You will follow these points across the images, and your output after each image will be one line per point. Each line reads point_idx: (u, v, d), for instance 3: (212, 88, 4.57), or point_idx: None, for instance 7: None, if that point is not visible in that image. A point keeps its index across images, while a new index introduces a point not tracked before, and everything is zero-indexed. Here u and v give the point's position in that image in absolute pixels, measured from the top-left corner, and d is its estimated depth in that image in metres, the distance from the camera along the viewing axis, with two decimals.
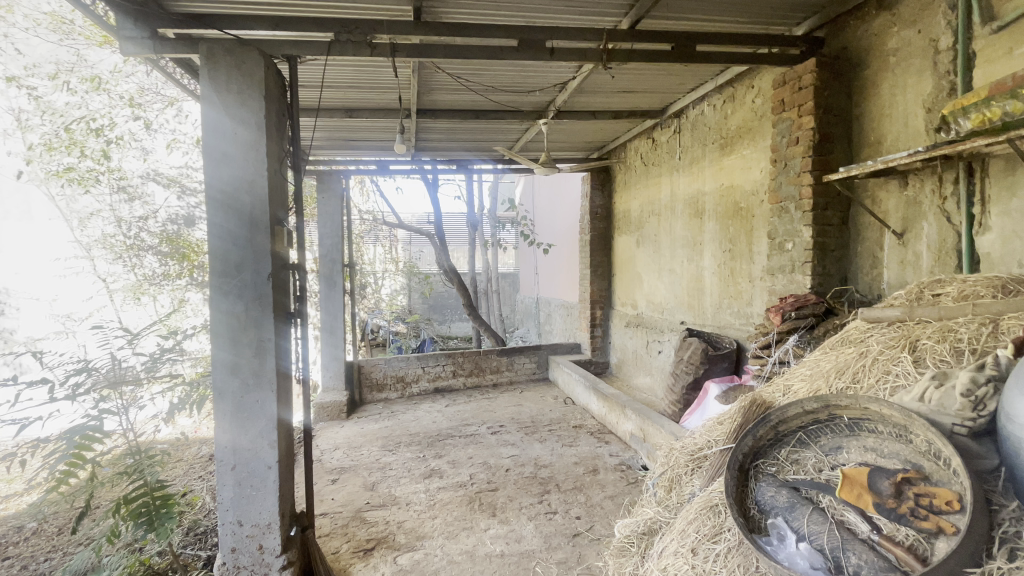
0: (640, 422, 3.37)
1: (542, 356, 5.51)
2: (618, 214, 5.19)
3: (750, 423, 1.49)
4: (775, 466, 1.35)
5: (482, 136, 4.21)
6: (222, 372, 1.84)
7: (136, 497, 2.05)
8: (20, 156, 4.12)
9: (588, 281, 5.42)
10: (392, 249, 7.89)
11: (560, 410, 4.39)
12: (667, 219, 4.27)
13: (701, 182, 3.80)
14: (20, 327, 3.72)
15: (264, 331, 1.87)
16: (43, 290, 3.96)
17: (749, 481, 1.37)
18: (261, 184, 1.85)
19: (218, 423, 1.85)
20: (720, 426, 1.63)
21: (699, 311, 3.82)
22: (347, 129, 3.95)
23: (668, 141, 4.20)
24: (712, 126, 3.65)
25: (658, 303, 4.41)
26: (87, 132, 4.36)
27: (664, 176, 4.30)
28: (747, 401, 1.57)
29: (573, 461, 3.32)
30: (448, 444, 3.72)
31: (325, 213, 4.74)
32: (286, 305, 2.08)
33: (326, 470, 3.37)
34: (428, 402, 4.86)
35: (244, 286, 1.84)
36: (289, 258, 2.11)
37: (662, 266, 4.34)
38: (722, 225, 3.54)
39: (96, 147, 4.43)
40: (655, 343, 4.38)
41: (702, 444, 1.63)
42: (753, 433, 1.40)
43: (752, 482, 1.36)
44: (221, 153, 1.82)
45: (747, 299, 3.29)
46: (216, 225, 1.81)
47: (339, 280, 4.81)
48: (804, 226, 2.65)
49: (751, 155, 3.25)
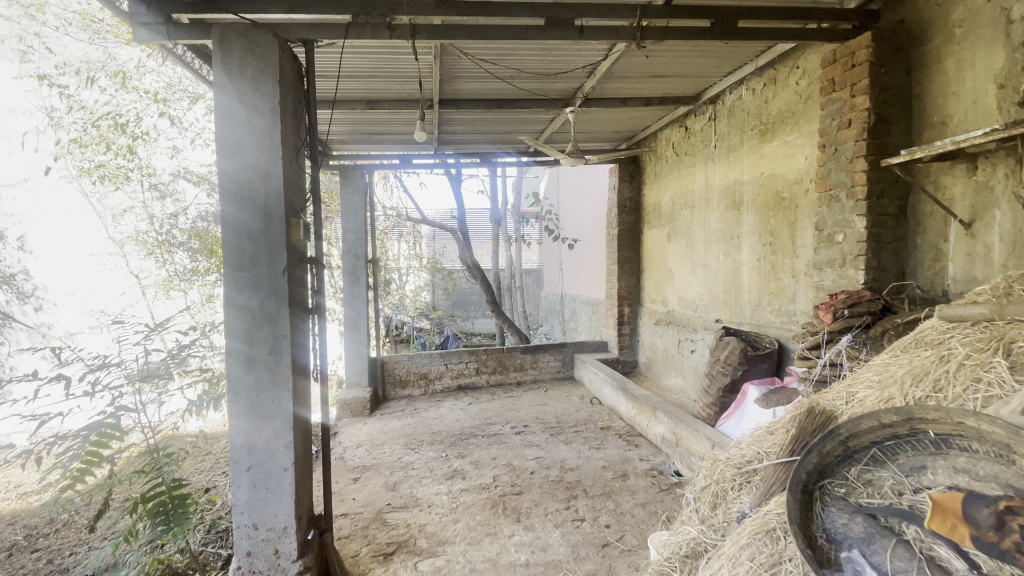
0: (672, 426, 3.21)
1: (568, 353, 5.36)
2: (647, 207, 4.99)
3: (812, 436, 1.32)
4: (844, 487, 1.18)
5: (507, 127, 4.07)
6: (238, 369, 1.77)
7: (153, 496, 2.00)
8: (48, 152, 4.24)
9: (615, 276, 5.23)
10: (416, 245, 7.89)
11: (586, 411, 4.24)
12: (701, 211, 4.06)
13: (739, 172, 3.58)
14: (57, 323, 4.01)
15: (279, 328, 1.79)
16: (78, 287, 4.23)
17: (813, 504, 1.19)
18: (276, 174, 1.76)
19: (232, 421, 1.78)
20: (771, 437, 1.47)
21: (736, 308, 3.61)
22: (369, 122, 3.86)
23: (703, 129, 3.98)
24: (752, 112, 3.42)
25: (690, 300, 4.20)
26: (113, 128, 4.39)
27: (698, 165, 4.08)
28: (806, 409, 1.40)
29: (600, 465, 3.17)
30: (471, 444, 3.62)
31: (348, 207, 4.68)
32: (303, 301, 1.99)
33: (348, 469, 3.30)
34: (451, 400, 4.78)
35: (259, 280, 1.76)
36: (307, 253, 2.03)
37: (695, 261, 4.13)
38: (763, 217, 3.33)
39: (123, 143, 4.47)
40: (688, 342, 4.18)
41: (753, 457, 1.47)
42: (819, 449, 1.23)
43: (817, 505, 1.19)
44: (235, 142, 1.74)
45: (790, 295, 3.07)
46: (228, 216, 1.73)
47: (362, 275, 4.73)
48: (857, 216, 2.43)
49: (795, 141, 3.03)
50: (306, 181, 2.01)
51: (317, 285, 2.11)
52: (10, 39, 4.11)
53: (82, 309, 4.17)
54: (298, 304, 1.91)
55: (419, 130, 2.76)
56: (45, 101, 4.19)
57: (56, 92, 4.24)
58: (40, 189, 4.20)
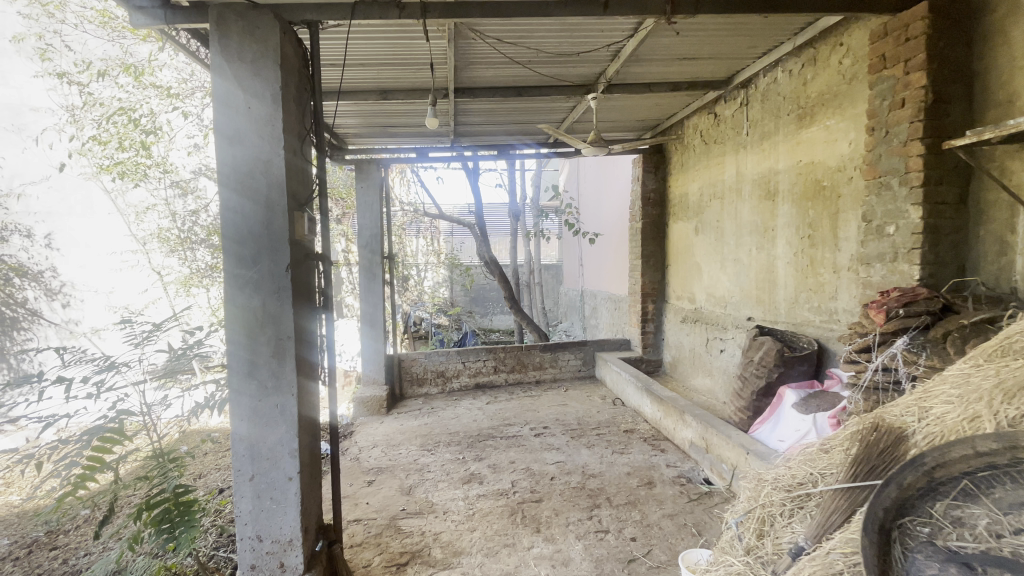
0: (702, 432, 3.04)
1: (589, 352, 5.19)
2: (673, 200, 4.77)
3: (883, 462, 1.15)
4: (928, 526, 1.01)
5: (525, 117, 3.91)
6: (241, 373, 1.67)
7: (157, 502, 1.92)
8: (62, 148, 4.13)
9: (638, 272, 5.03)
10: (434, 240, 7.79)
11: (609, 412, 4.07)
12: (731, 202, 3.83)
13: (774, 161, 3.35)
14: (86, 319, 4.06)
15: (283, 329, 1.68)
16: (101, 283, 4.27)
17: (891, 546, 1.03)
18: (278, 165, 1.64)
19: (234, 428, 1.68)
20: (829, 458, 1.30)
21: (769, 305, 3.40)
22: (384, 114, 3.75)
23: (734, 115, 3.76)
24: (789, 95, 3.19)
25: (720, 296, 3.99)
26: (127, 123, 4.39)
27: (728, 154, 3.86)
28: (871, 428, 1.22)
29: (624, 471, 3.01)
30: (488, 446, 3.49)
31: (363, 202, 4.58)
32: (311, 300, 1.88)
33: (362, 470, 3.22)
34: (469, 399, 4.66)
35: (260, 279, 1.65)
36: (314, 249, 1.91)
37: (725, 256, 3.92)
38: (801, 208, 3.11)
39: (137, 138, 4.46)
40: (717, 341, 3.98)
41: (805, 480, 1.31)
42: (899, 480, 1.06)
43: (896, 548, 1.02)
44: (235, 131, 1.63)
45: (831, 292, 2.86)
46: (228, 210, 1.62)
47: (379, 271, 4.62)
48: (912, 205, 2.19)
49: (838, 126, 2.80)
50: (313, 173, 1.89)
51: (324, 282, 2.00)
52: (30, 37, 4.04)
53: (105, 305, 4.22)
54: (304, 304, 1.80)
55: (430, 118, 2.63)
56: (67, 99, 4.21)
57: (77, 91, 4.26)
58: (62, 185, 4.14)
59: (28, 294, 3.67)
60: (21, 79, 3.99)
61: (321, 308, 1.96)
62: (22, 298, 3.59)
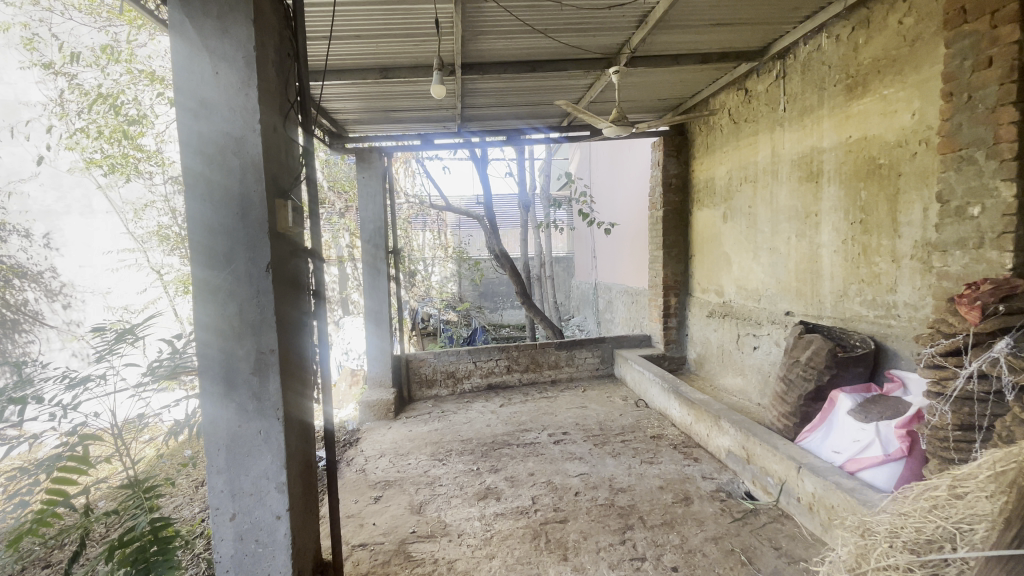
0: (741, 440, 2.77)
1: (607, 349, 4.89)
2: (697, 185, 4.44)
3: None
4: None
5: (539, 97, 3.60)
6: (216, 396, 1.39)
7: (131, 539, 1.65)
8: (38, 143, 3.78)
9: (659, 264, 4.71)
10: (441, 234, 7.49)
11: (633, 416, 3.78)
12: (766, 185, 3.50)
13: (817, 138, 3.02)
14: (87, 319, 3.94)
15: (264, 342, 1.39)
16: (99, 283, 4.11)
17: None
18: (252, 143, 1.35)
19: (208, 463, 1.39)
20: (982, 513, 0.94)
21: (812, 299, 3.09)
22: (386, 97, 3.45)
23: (769, 89, 3.42)
24: (836, 64, 2.85)
25: (752, 289, 3.67)
26: (106, 109, 4.01)
27: (762, 133, 3.52)
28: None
29: (656, 485, 2.73)
30: (504, 455, 3.22)
31: (365, 193, 4.25)
32: (302, 304, 1.60)
33: (369, 485, 2.95)
34: (481, 401, 4.38)
35: (235, 280, 1.36)
36: (303, 245, 1.63)
37: (758, 245, 3.60)
38: (851, 191, 2.78)
39: (110, 125, 4.09)
40: (750, 337, 3.67)
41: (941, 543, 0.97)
42: None
43: None
44: (200, 101, 1.34)
45: (889, 283, 2.56)
46: (193, 199, 1.34)
47: (384, 267, 4.33)
48: (1003, 181, 1.86)
49: (899, 96, 2.47)
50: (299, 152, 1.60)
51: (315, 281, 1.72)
52: (14, 26, 3.77)
53: (105, 305, 4.09)
54: (293, 310, 1.52)
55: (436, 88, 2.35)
56: (57, 92, 3.88)
57: (64, 83, 3.90)
58: (59, 181, 3.97)
59: (28, 295, 3.50)
60: (11, 74, 3.74)
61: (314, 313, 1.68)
62: (21, 300, 3.33)
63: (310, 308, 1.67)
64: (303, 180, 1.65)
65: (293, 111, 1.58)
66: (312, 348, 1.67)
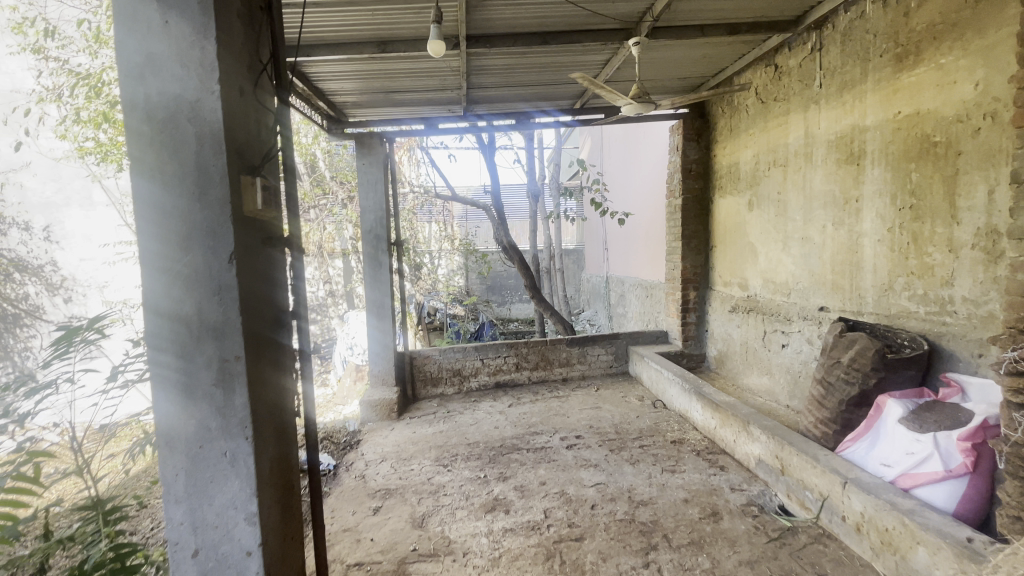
0: (774, 449, 2.52)
1: (621, 346, 4.64)
2: (719, 171, 4.16)
3: None
4: None
5: (551, 74, 3.34)
6: (172, 413, 1.17)
7: (94, 566, 1.43)
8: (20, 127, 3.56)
9: (677, 255, 4.45)
10: (447, 226, 7.24)
11: (651, 418, 3.53)
12: (798, 170, 3.21)
13: (859, 116, 2.73)
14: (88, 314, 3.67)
15: (227, 348, 1.15)
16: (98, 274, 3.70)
17: None
18: (210, 108, 1.11)
19: (165, 491, 1.18)
20: None
21: (850, 293, 2.82)
22: (386, 76, 3.20)
23: (803, 64, 3.12)
24: (883, 31, 2.55)
25: (781, 282, 3.40)
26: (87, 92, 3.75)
27: (794, 112, 3.22)
28: None
29: (680, 497, 2.48)
30: (513, 460, 2.99)
31: (366, 182, 4.01)
32: (279, 300, 1.37)
33: (368, 493, 2.74)
34: (489, 400, 4.16)
35: (190, 273, 1.13)
36: (279, 230, 1.40)
37: (788, 235, 3.32)
38: (898, 173, 2.50)
39: (94, 109, 3.81)
40: (778, 335, 3.41)
41: None
42: None
43: None
44: (147, 56, 1.11)
45: (944, 276, 2.29)
46: (140, 178, 1.12)
47: (385, 258, 4.08)
48: None
49: (959, 65, 2.18)
50: (273, 120, 1.36)
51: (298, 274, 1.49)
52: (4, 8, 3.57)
53: (104, 300, 3.69)
54: (267, 308, 1.29)
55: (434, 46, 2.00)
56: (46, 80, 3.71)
57: (55, 67, 3.74)
58: (58, 173, 3.76)
59: (29, 289, 3.24)
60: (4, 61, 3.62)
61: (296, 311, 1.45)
62: (21, 293, 3.08)
63: (290, 305, 1.44)
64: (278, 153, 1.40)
65: (266, 71, 1.34)
66: (294, 350, 1.45)
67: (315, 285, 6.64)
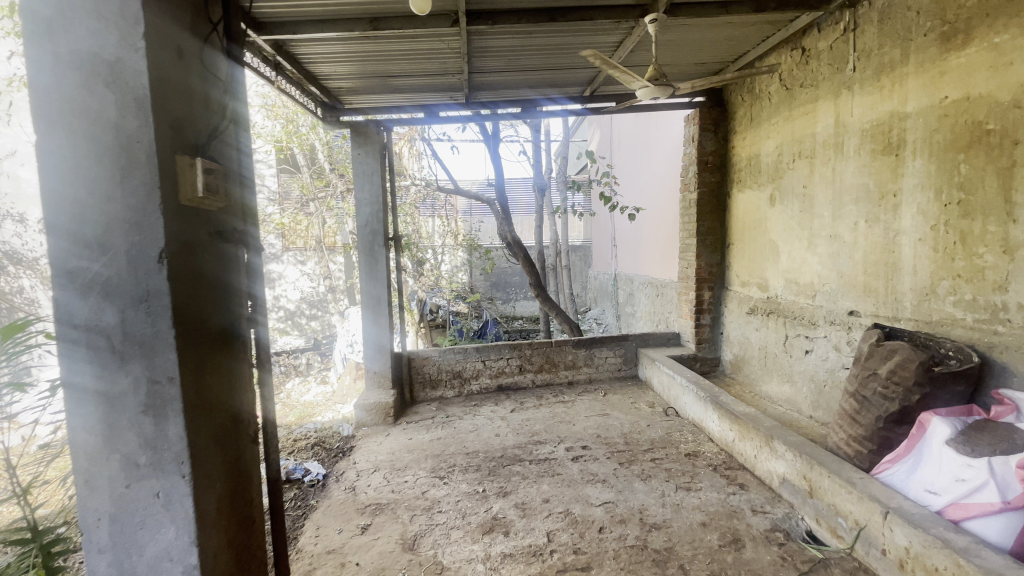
0: (801, 468, 2.29)
1: (630, 348, 4.41)
2: (738, 164, 3.90)
3: None
4: None
5: (559, 57, 3.10)
6: (92, 445, 0.97)
7: None
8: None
9: (691, 253, 4.20)
10: (450, 221, 6.87)
11: (662, 427, 3.31)
12: (826, 162, 2.95)
13: (898, 102, 2.46)
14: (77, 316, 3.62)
15: (158, 367, 0.96)
16: None
17: None
18: (131, 70, 0.91)
19: (86, 538, 1.00)
20: None
21: (885, 297, 2.57)
22: (382, 58, 2.97)
23: (834, 46, 2.86)
24: (927, 8, 2.28)
25: (806, 283, 3.15)
26: None
27: (823, 99, 2.96)
28: None
29: (696, 520, 2.26)
30: (514, 474, 2.78)
31: (361, 172, 3.80)
32: (234, 305, 1.17)
33: (357, 509, 2.54)
34: (490, 405, 3.95)
35: (112, 275, 0.93)
36: (235, 223, 1.20)
37: (815, 232, 3.07)
38: (944, 165, 2.24)
39: None
40: (802, 340, 3.17)
41: None
42: None
43: None
44: (58, 7, 0.92)
45: (997, 280, 2.04)
46: (52, 159, 0.93)
47: (382, 254, 3.86)
48: None
49: (1016, 44, 1.92)
50: (223, 91, 1.16)
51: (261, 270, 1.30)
52: None
53: None
54: (214, 317, 1.09)
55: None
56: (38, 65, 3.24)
57: None
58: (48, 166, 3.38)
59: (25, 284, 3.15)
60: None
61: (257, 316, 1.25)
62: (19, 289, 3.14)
63: (249, 311, 1.23)
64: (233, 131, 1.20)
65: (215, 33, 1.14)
66: (254, 360, 1.25)
67: (315, 280, 6.44)
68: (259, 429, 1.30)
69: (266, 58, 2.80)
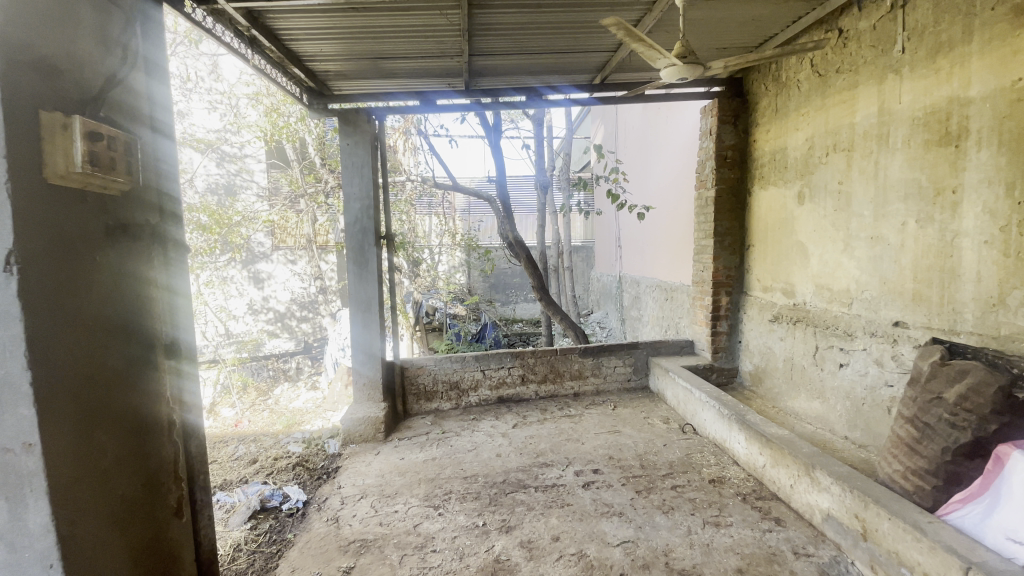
0: (851, 506, 1.99)
1: (641, 357, 4.10)
2: (760, 158, 3.60)
3: None
4: None
5: (569, 39, 2.82)
6: None
7: None
8: None
9: (708, 255, 3.89)
10: (448, 218, 6.51)
11: (680, 448, 3.00)
12: (868, 155, 2.64)
13: (958, 85, 2.16)
14: None
15: (9, 430, 0.79)
16: None
17: None
18: None
19: None
20: None
21: (940, 307, 2.27)
22: (371, 36, 2.65)
23: (879, 25, 2.55)
24: None
25: (841, 289, 2.86)
26: None
27: (864, 84, 2.66)
28: None
29: (732, 566, 1.95)
30: (518, 504, 2.46)
31: (351, 165, 3.47)
32: (129, 325, 1.03)
33: (340, 546, 2.21)
34: (490, 419, 3.64)
35: None
36: (136, 224, 1.07)
37: (852, 233, 2.77)
38: (1017, 156, 1.94)
39: None
40: (836, 352, 2.88)
41: None
42: None
43: None
44: None
45: None
46: None
47: (373, 257, 3.53)
48: None
49: None
50: (109, 68, 1.01)
51: (174, 271, 1.19)
52: None
53: None
54: (107, 348, 0.96)
55: None
56: None
57: None
58: None
59: None
60: None
61: (160, 337, 1.13)
62: None
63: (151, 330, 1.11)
64: (120, 120, 1.05)
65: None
66: (159, 386, 1.12)
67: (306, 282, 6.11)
68: (181, 500, 1.18)
69: (240, 33, 2.48)
